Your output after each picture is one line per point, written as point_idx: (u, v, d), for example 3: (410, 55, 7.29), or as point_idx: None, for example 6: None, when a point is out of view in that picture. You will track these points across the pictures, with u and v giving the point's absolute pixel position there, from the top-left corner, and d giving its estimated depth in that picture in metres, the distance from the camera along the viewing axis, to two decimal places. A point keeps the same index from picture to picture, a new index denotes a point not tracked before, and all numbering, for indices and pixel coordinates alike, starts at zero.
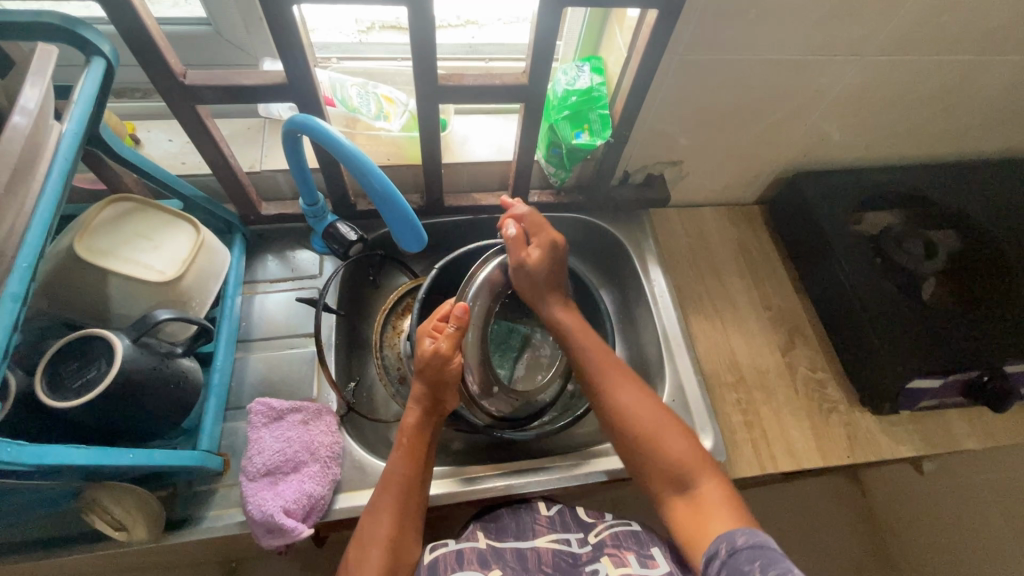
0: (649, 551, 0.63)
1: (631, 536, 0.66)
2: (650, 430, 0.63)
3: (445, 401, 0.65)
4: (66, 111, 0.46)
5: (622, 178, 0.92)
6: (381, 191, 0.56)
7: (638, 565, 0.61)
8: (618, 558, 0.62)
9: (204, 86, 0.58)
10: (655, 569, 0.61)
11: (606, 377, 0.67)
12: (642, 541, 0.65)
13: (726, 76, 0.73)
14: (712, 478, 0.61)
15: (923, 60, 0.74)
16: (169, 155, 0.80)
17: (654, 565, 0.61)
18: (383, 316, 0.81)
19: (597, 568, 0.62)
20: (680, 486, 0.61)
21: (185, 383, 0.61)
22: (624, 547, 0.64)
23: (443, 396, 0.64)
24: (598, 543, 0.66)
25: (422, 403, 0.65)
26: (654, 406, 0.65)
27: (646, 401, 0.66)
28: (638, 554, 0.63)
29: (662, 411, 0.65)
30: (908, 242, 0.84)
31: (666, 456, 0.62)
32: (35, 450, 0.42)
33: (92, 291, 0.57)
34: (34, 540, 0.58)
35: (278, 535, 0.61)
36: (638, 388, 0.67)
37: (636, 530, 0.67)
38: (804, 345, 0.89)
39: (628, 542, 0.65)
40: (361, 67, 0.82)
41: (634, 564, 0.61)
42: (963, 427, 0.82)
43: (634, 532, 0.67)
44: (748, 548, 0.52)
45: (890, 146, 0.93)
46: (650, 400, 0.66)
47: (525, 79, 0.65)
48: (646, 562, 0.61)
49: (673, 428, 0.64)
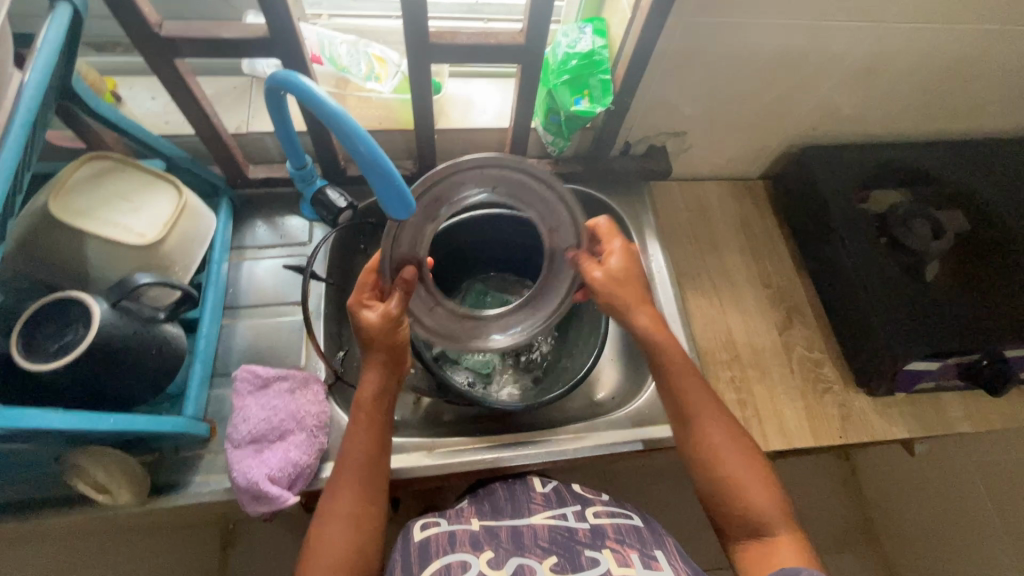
0: (652, 552, 0.62)
1: (634, 532, 0.65)
2: (739, 476, 0.58)
3: (403, 360, 0.63)
4: (30, 59, 0.43)
5: (623, 149, 0.89)
6: (369, 154, 0.52)
7: (642, 565, 0.59)
8: (622, 557, 0.60)
9: (182, 38, 0.54)
10: (659, 571, 0.59)
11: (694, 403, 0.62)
12: (645, 541, 0.64)
13: (736, 40, 0.69)
14: (791, 528, 0.56)
15: (944, 28, 0.70)
16: (151, 114, 0.77)
17: (658, 568, 0.59)
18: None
19: (599, 557, 0.60)
20: (753, 533, 0.57)
21: (168, 348, 0.60)
22: (627, 543, 0.63)
23: (404, 356, 0.63)
24: (599, 530, 0.65)
25: (381, 377, 0.62)
26: (742, 446, 0.60)
27: (736, 433, 0.61)
28: (642, 555, 0.61)
29: (753, 454, 0.60)
30: (916, 221, 0.82)
31: (750, 501, 0.57)
32: (11, 415, 0.41)
33: (70, 254, 0.55)
34: (17, 503, 0.58)
35: (264, 503, 0.60)
36: (726, 419, 0.62)
37: (638, 526, 0.67)
38: (802, 324, 0.87)
39: (630, 537, 0.65)
40: (353, 25, 0.78)
41: (637, 564, 0.59)
42: (959, 409, 0.81)
43: (636, 527, 0.67)
44: None
45: (905, 120, 0.89)
46: (731, 433, 0.61)
47: (522, 39, 0.61)
48: (649, 564, 0.60)
49: (756, 464, 0.60)
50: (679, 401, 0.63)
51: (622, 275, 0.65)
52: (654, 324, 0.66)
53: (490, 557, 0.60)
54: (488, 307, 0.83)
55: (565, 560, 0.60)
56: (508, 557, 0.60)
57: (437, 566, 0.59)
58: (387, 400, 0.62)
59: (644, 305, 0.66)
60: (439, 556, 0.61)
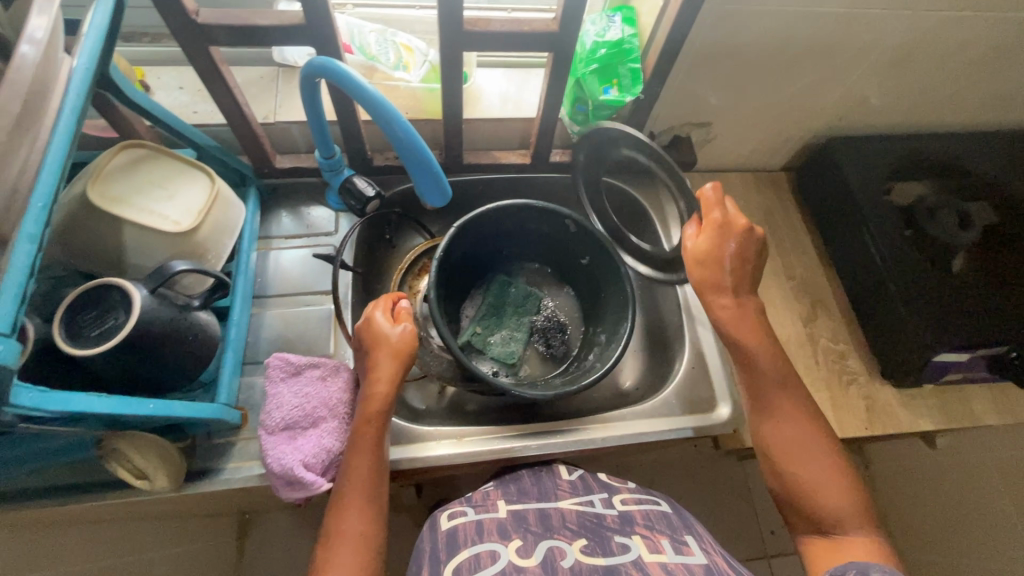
0: (682, 538, 0.62)
1: (663, 519, 0.65)
2: (812, 474, 0.58)
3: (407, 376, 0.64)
4: (77, 45, 0.44)
5: (647, 140, 0.89)
6: (406, 141, 0.52)
7: (674, 552, 0.58)
8: (653, 544, 0.60)
9: (218, 26, 0.55)
10: (692, 556, 0.58)
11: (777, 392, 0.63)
12: (676, 528, 0.64)
13: (767, 28, 0.68)
14: (866, 529, 0.55)
15: (978, 16, 0.69)
16: (179, 104, 0.77)
17: (690, 553, 0.58)
18: (399, 275, 0.79)
19: (629, 545, 0.59)
20: (822, 528, 0.57)
21: (202, 335, 0.60)
22: (656, 529, 0.63)
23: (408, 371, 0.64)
24: (627, 517, 0.65)
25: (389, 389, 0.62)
26: (821, 441, 0.60)
27: (809, 424, 0.61)
28: (673, 541, 0.61)
29: (828, 453, 0.59)
30: (943, 212, 0.82)
31: (821, 499, 0.57)
32: (55, 397, 0.42)
33: (108, 241, 0.56)
34: (55, 487, 0.59)
35: (298, 488, 0.61)
36: (804, 412, 0.62)
37: (667, 512, 0.67)
38: (826, 316, 0.87)
39: (660, 524, 0.64)
40: (379, 14, 0.78)
41: (669, 551, 0.58)
42: (985, 402, 0.81)
43: (665, 513, 0.67)
44: None
45: (931, 111, 0.88)
46: (809, 431, 0.61)
47: (556, 26, 0.61)
48: (681, 549, 0.59)
49: (830, 457, 0.59)
50: (760, 390, 0.64)
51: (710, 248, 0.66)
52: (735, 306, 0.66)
53: (519, 545, 0.59)
54: (513, 298, 0.84)
55: (595, 543, 0.60)
56: (537, 541, 0.60)
57: (466, 555, 0.59)
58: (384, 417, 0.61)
59: (726, 288, 0.66)
60: (467, 545, 0.60)
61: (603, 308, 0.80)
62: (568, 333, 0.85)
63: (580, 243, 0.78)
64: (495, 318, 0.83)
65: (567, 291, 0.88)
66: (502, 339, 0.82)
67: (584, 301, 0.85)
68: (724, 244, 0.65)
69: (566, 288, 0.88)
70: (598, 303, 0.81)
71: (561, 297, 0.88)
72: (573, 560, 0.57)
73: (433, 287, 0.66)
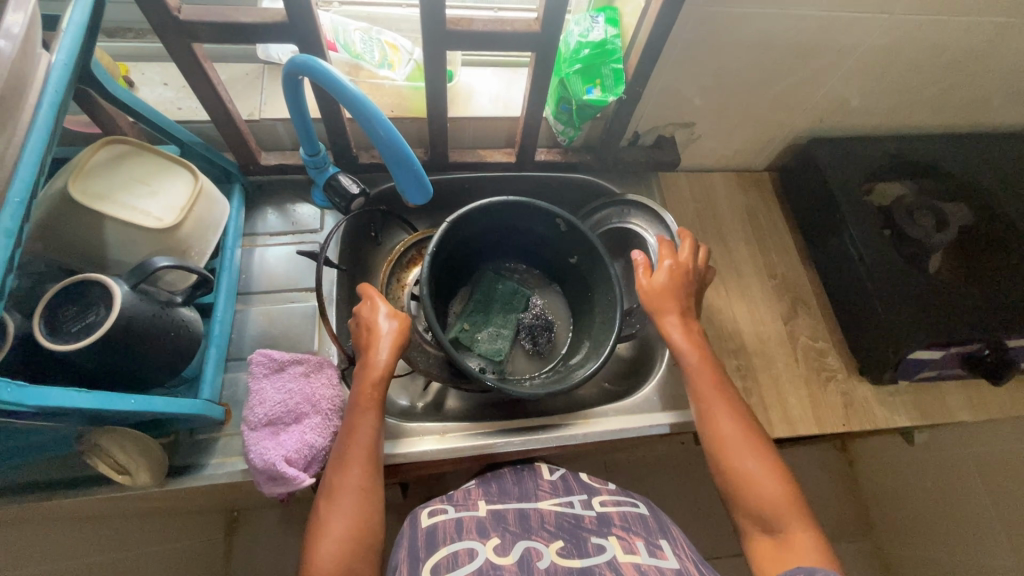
0: (658, 541, 0.63)
1: (640, 521, 0.66)
2: (750, 475, 0.60)
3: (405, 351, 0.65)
4: (55, 41, 0.44)
5: (631, 139, 0.90)
6: (387, 139, 0.53)
7: (648, 554, 0.60)
8: (627, 543, 0.61)
9: (199, 22, 0.55)
10: (665, 560, 0.59)
11: (709, 400, 0.64)
12: (651, 531, 0.65)
13: (748, 30, 0.69)
14: (805, 525, 0.57)
15: (953, 20, 0.70)
16: (163, 100, 0.77)
17: (663, 557, 0.60)
18: (389, 268, 0.79)
19: (605, 545, 0.61)
20: (766, 527, 0.58)
21: (185, 332, 0.61)
22: (633, 531, 0.64)
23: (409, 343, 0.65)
24: (605, 518, 0.66)
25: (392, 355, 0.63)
26: (758, 443, 0.62)
27: (745, 425, 0.63)
28: (648, 543, 0.62)
29: (762, 453, 0.61)
30: (921, 213, 0.83)
31: (760, 497, 0.58)
32: (35, 392, 0.42)
33: (89, 236, 0.56)
34: (35, 483, 0.59)
35: (280, 483, 0.61)
36: (737, 414, 0.64)
37: (645, 514, 0.68)
38: (807, 314, 0.89)
39: (637, 526, 0.65)
40: (364, 12, 0.78)
41: (643, 552, 0.60)
42: (959, 398, 0.83)
43: (642, 515, 0.68)
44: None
45: (910, 113, 0.90)
46: (742, 430, 0.62)
47: (538, 27, 0.61)
48: (655, 552, 0.60)
49: (767, 461, 0.60)
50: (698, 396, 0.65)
51: (667, 286, 0.69)
52: (683, 326, 0.68)
53: (496, 543, 0.61)
54: (500, 296, 0.84)
55: (572, 545, 0.61)
56: (516, 540, 0.61)
57: (445, 551, 0.60)
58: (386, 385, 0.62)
59: (674, 310, 0.68)
60: (446, 542, 0.61)
61: (590, 309, 0.81)
62: (555, 331, 0.86)
63: (568, 241, 0.78)
64: (482, 315, 0.83)
65: (555, 290, 0.89)
66: (489, 336, 0.82)
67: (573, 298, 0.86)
68: (673, 275, 0.69)
69: (555, 287, 0.89)
70: (584, 302, 0.82)
71: (550, 296, 0.88)
72: (549, 561, 0.58)
73: (422, 285, 0.65)
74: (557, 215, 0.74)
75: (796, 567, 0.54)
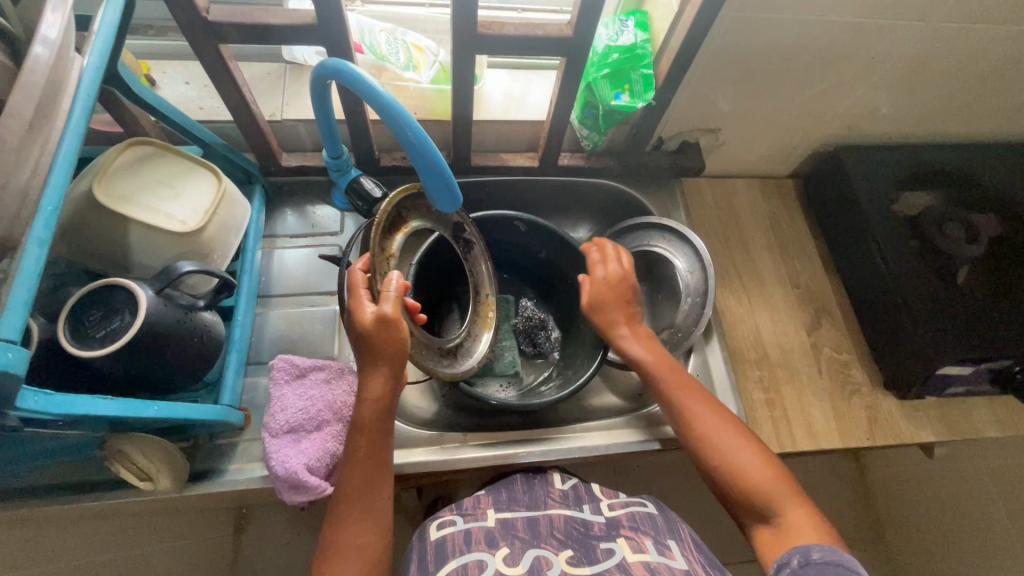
0: (666, 540, 0.62)
1: (649, 520, 0.65)
2: (731, 458, 0.59)
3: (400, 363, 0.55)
4: (88, 44, 0.43)
5: (656, 144, 0.89)
6: (416, 142, 0.51)
7: (658, 552, 0.60)
8: (636, 543, 0.61)
9: (229, 24, 0.54)
10: (674, 560, 0.59)
11: (678, 393, 0.65)
12: (660, 529, 0.64)
13: (782, 36, 0.68)
14: (798, 503, 0.56)
15: (992, 29, 0.69)
16: (186, 99, 0.76)
17: (672, 556, 0.60)
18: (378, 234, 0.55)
19: (614, 548, 0.60)
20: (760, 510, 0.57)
21: (207, 337, 0.60)
22: (641, 530, 0.63)
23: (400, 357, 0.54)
24: (614, 522, 0.65)
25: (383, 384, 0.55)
26: (733, 426, 0.62)
27: (717, 409, 0.64)
28: (656, 541, 0.62)
29: (740, 435, 0.61)
30: (951, 224, 0.82)
31: (747, 479, 0.58)
32: (60, 400, 0.41)
33: (113, 239, 0.55)
34: (54, 485, 0.59)
35: (302, 492, 0.61)
36: (706, 403, 0.65)
37: (653, 512, 0.66)
38: (830, 326, 0.87)
39: (646, 525, 0.64)
40: (390, 12, 0.77)
41: (652, 551, 0.60)
42: (985, 415, 0.82)
43: (650, 514, 0.66)
44: (822, 563, 0.50)
45: (940, 123, 0.88)
46: (718, 416, 0.63)
47: (570, 31, 0.60)
48: (664, 551, 0.60)
49: (745, 440, 0.61)
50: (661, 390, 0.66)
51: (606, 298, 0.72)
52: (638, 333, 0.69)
53: (506, 554, 0.60)
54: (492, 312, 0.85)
55: (581, 553, 0.60)
56: (524, 551, 0.61)
57: (454, 566, 0.59)
58: (381, 422, 0.56)
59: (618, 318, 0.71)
60: (455, 556, 0.60)
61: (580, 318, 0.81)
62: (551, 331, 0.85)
63: (530, 240, 0.81)
64: None
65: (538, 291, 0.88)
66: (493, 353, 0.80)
67: (554, 295, 0.86)
68: (611, 286, 0.73)
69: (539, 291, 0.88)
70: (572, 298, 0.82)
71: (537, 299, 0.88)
72: (559, 571, 0.58)
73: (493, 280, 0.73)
74: (513, 217, 0.77)
75: (795, 546, 0.52)
